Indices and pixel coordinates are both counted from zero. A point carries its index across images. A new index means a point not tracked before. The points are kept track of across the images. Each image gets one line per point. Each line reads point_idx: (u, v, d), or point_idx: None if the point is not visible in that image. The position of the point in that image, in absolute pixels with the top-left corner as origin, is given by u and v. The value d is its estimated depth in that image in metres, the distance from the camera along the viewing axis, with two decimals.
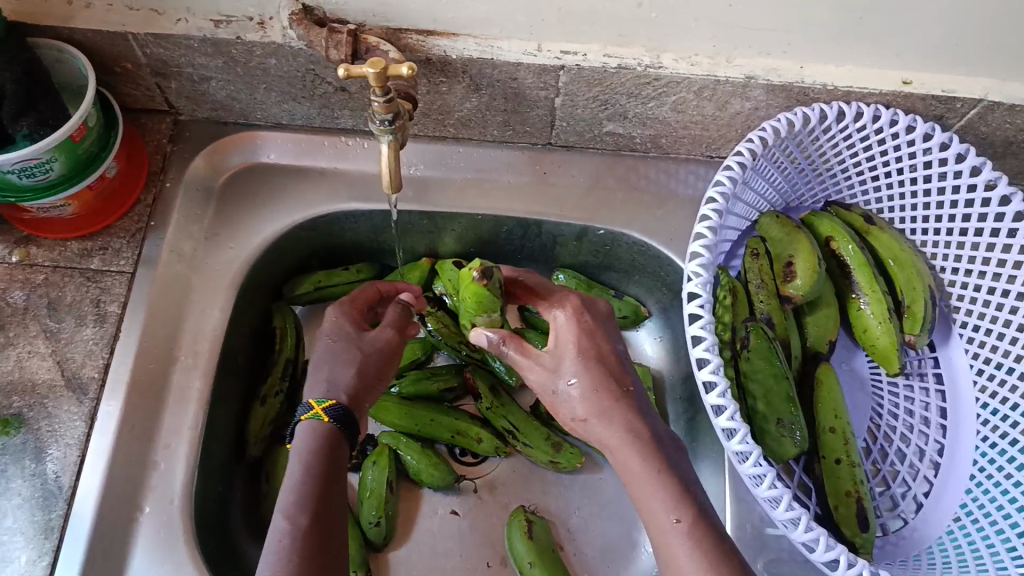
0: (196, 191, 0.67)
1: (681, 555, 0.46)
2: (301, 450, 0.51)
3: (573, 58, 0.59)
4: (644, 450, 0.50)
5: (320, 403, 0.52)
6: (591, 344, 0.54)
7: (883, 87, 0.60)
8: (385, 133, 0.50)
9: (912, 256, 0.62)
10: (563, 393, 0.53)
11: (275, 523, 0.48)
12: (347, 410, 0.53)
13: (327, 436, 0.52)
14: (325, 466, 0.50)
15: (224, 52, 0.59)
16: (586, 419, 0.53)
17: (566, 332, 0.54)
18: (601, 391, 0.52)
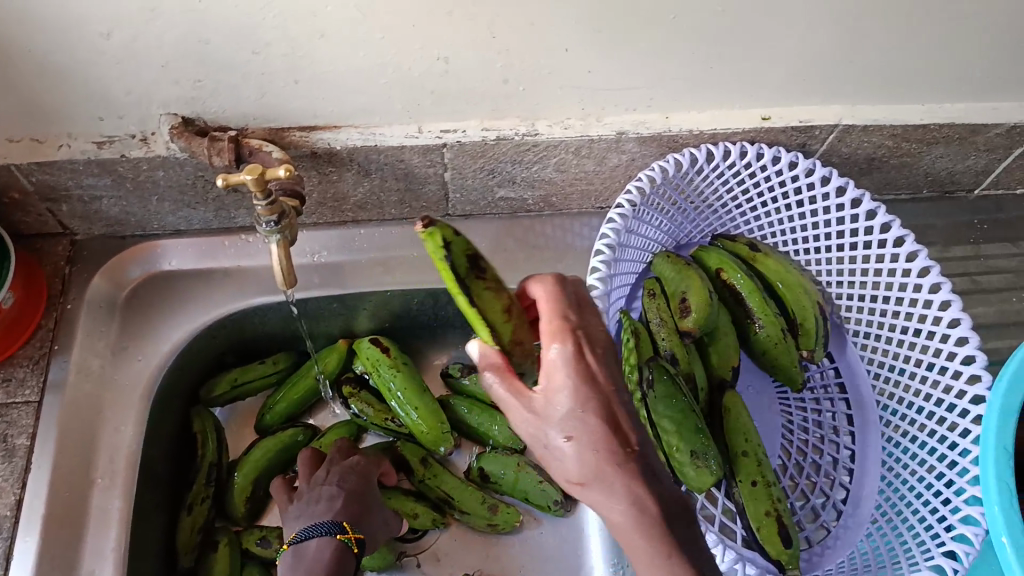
0: (98, 307, 0.67)
1: None
2: (320, 558, 0.58)
3: (453, 135, 0.61)
4: (647, 518, 0.46)
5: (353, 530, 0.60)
6: (593, 392, 0.47)
7: (745, 125, 0.64)
8: (273, 234, 0.51)
9: (798, 277, 0.66)
10: (557, 448, 0.48)
11: None
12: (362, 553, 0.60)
13: (345, 563, 0.58)
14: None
15: (111, 170, 0.60)
16: (581, 481, 0.47)
17: (568, 376, 0.47)
18: (602, 452, 0.46)
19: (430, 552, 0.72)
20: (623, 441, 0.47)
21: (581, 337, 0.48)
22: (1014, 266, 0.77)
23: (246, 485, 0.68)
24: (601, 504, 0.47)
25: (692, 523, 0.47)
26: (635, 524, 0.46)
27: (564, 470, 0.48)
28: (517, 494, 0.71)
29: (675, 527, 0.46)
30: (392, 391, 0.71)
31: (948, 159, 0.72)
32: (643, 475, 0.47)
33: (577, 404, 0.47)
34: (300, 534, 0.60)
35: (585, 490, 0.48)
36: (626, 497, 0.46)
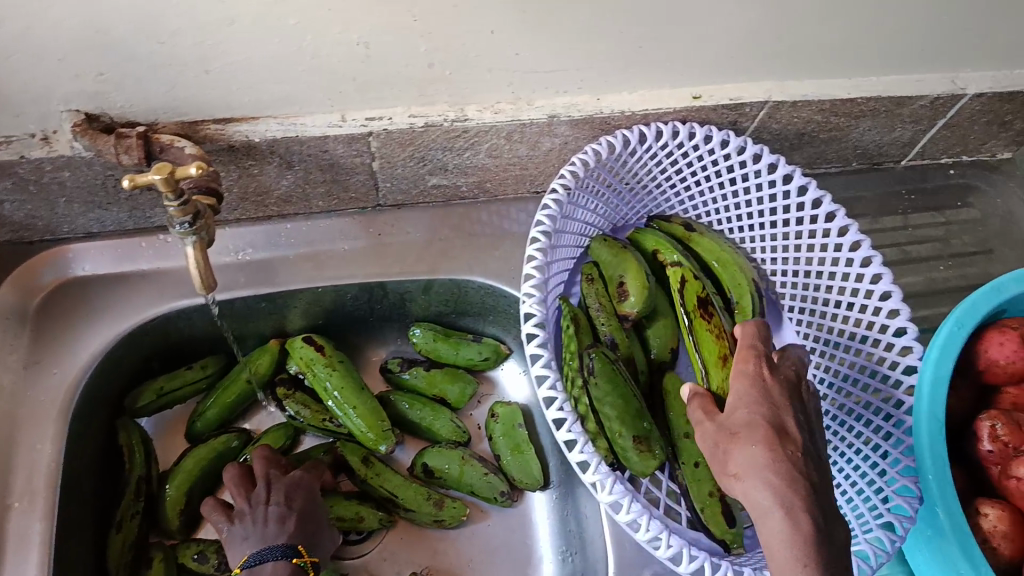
0: (8, 319, 0.63)
1: None
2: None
3: (379, 123, 0.59)
4: (790, 518, 0.43)
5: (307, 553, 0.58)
6: (768, 391, 0.49)
7: (676, 105, 0.64)
8: (188, 235, 0.49)
9: (732, 255, 0.66)
10: (722, 455, 0.47)
11: None
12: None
13: None
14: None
15: (11, 173, 0.56)
16: (738, 482, 0.46)
17: (739, 386, 0.50)
18: (756, 439, 0.46)
19: (377, 551, 0.71)
20: (789, 438, 0.46)
21: (761, 356, 0.51)
22: (941, 235, 0.79)
23: (180, 494, 0.66)
24: (752, 510, 0.45)
25: (838, 521, 0.44)
26: (791, 483, 0.44)
27: (724, 472, 0.47)
28: (463, 488, 0.70)
29: (812, 524, 0.43)
30: (329, 390, 0.69)
31: (875, 131, 0.73)
32: (803, 472, 0.45)
33: (756, 404, 0.48)
34: (250, 557, 0.56)
35: (741, 490, 0.45)
36: (756, 479, 0.45)
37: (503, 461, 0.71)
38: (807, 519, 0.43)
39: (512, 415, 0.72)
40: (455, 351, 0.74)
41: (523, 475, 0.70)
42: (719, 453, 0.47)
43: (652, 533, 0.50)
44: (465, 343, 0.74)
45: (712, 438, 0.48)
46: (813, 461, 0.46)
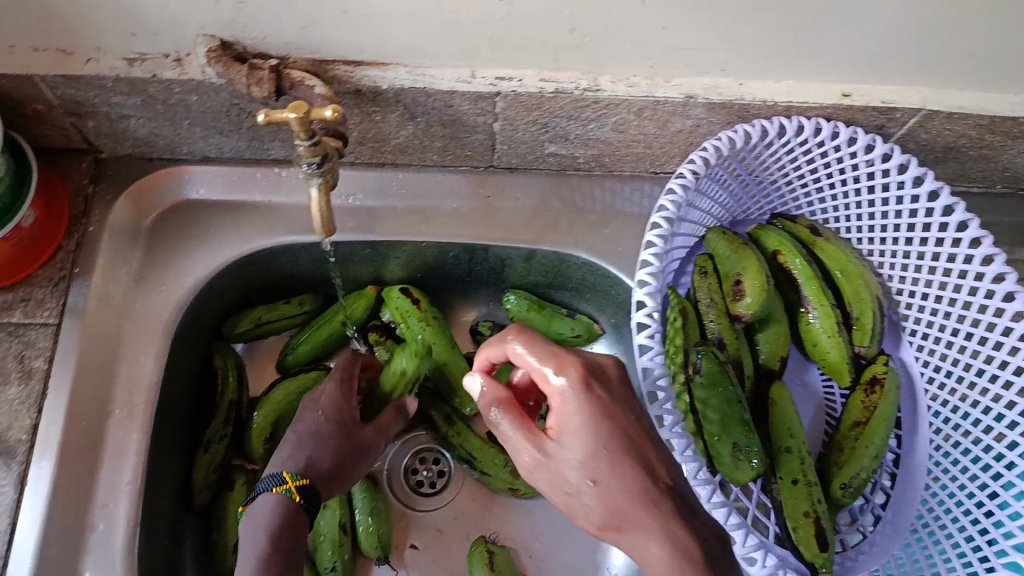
0: (122, 233, 0.64)
1: None
2: (271, 518, 0.54)
3: (508, 84, 0.57)
4: (677, 554, 0.43)
5: (296, 480, 0.56)
6: (601, 414, 0.47)
7: (824, 101, 0.59)
8: (314, 177, 0.49)
9: (858, 267, 0.64)
10: (570, 459, 0.47)
11: None
12: (314, 496, 0.57)
13: (291, 514, 0.55)
14: (292, 545, 0.54)
15: (141, 90, 0.56)
16: (596, 490, 0.46)
17: (575, 399, 0.47)
18: (603, 452, 0.46)
19: (449, 506, 0.72)
20: (659, 476, 0.46)
21: (596, 371, 0.49)
22: None
23: (264, 425, 0.67)
24: (626, 537, 0.45)
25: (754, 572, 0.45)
26: (662, 522, 0.44)
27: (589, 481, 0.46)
28: None
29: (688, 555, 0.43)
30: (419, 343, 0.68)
31: None
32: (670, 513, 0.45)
33: (598, 443, 0.46)
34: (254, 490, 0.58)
35: (601, 498, 0.46)
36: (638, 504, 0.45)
37: None
38: (690, 552, 0.43)
39: None
40: (547, 324, 0.72)
41: None
42: (552, 461, 0.48)
43: None
44: (558, 318, 0.72)
45: (546, 469, 0.48)
46: (675, 498, 0.46)
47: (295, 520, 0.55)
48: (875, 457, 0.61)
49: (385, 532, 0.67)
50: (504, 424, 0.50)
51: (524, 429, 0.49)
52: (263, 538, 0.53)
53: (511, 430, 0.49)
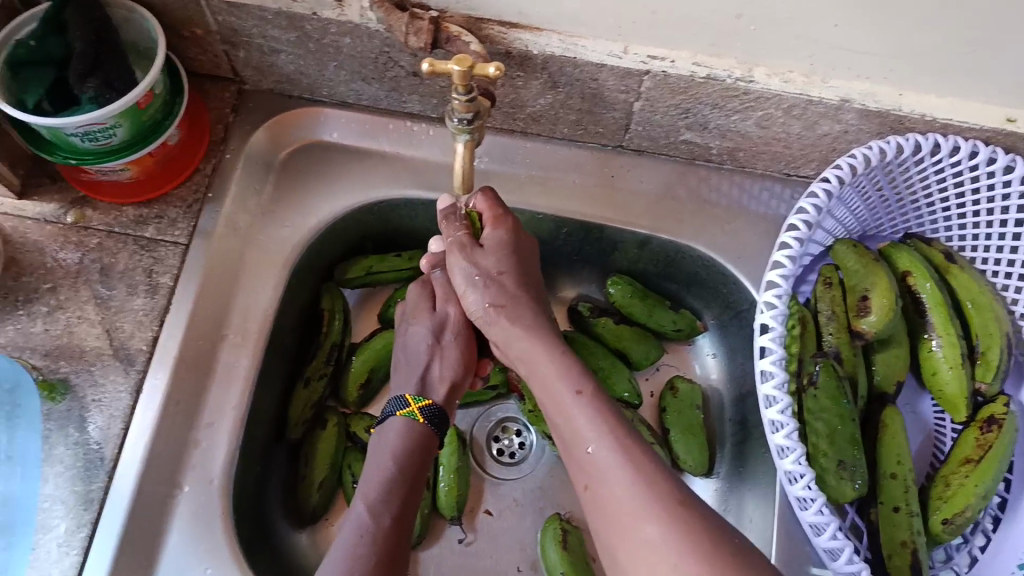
0: (256, 164, 0.66)
1: (583, 425, 0.49)
2: (400, 444, 0.56)
3: (659, 64, 0.56)
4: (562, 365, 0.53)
5: (417, 402, 0.58)
6: (506, 249, 0.58)
7: (984, 122, 0.57)
8: (462, 132, 0.48)
9: (990, 300, 0.61)
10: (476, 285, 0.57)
11: (358, 511, 0.53)
12: (439, 413, 0.59)
13: (422, 432, 0.57)
14: (417, 467, 0.56)
15: (299, 26, 0.57)
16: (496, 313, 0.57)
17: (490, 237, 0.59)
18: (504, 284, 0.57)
19: (525, 479, 0.71)
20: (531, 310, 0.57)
21: (494, 220, 0.59)
22: None
23: (363, 369, 0.68)
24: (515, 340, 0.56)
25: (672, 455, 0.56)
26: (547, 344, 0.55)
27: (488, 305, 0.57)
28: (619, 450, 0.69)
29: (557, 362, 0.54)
30: None
31: None
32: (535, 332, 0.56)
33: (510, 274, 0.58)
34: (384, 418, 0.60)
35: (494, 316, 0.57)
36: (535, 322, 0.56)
37: (671, 436, 0.69)
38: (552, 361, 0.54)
39: (693, 394, 0.70)
40: (648, 313, 0.71)
41: (688, 454, 0.68)
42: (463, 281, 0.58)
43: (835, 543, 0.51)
44: (660, 308, 0.71)
45: (462, 264, 0.58)
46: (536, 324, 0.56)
47: (421, 445, 0.57)
48: (983, 497, 0.57)
49: (462, 492, 0.67)
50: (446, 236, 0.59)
51: (462, 236, 0.58)
52: (390, 460, 0.55)
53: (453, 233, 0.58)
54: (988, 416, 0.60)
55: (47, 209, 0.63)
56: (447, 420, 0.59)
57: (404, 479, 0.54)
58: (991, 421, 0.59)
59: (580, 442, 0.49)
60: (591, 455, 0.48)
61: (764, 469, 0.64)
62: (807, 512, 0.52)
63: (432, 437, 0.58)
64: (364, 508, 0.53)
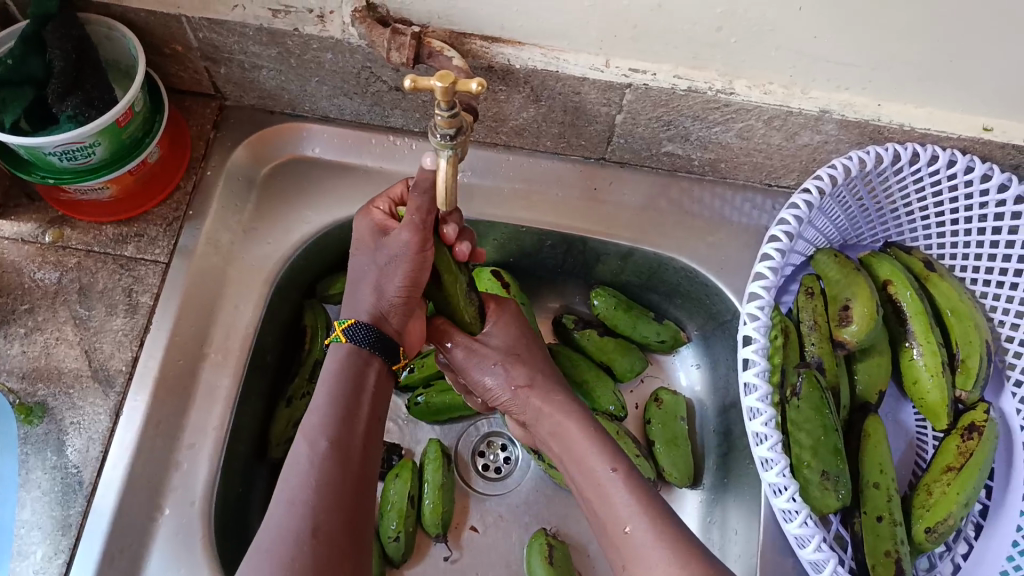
0: (237, 180, 0.66)
1: (619, 509, 0.51)
2: (328, 376, 0.52)
3: (642, 77, 0.56)
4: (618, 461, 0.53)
5: (341, 323, 0.52)
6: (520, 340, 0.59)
7: (961, 132, 0.58)
8: (444, 148, 0.47)
9: (970, 309, 0.62)
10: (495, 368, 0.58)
11: (297, 448, 0.49)
12: (369, 330, 0.52)
13: (348, 358, 0.52)
14: (353, 397, 0.51)
15: (280, 42, 0.57)
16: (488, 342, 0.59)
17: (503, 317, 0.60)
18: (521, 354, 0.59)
19: (510, 494, 0.71)
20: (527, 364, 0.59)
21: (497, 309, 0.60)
22: None
23: None
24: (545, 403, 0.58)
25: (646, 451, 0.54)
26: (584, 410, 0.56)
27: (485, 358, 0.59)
28: None
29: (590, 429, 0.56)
30: None
31: None
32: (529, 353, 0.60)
33: (508, 355, 0.58)
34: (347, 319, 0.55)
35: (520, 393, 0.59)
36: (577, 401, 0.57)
37: (655, 449, 0.69)
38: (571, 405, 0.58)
39: (676, 406, 0.70)
40: (632, 326, 0.71)
41: (670, 468, 0.68)
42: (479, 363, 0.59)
43: (818, 556, 0.51)
44: (645, 320, 0.71)
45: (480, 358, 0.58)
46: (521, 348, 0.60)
47: (354, 369, 0.52)
48: (965, 506, 0.58)
49: (447, 509, 0.67)
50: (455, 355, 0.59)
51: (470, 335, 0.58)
52: (323, 392, 0.51)
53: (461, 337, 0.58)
54: (970, 424, 0.60)
55: (24, 228, 0.62)
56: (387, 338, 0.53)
57: (334, 406, 0.50)
58: (971, 427, 0.60)
59: (616, 522, 0.50)
60: (629, 535, 0.49)
61: (748, 480, 0.64)
62: (791, 524, 0.52)
63: (361, 358, 0.52)
64: (303, 440, 0.50)
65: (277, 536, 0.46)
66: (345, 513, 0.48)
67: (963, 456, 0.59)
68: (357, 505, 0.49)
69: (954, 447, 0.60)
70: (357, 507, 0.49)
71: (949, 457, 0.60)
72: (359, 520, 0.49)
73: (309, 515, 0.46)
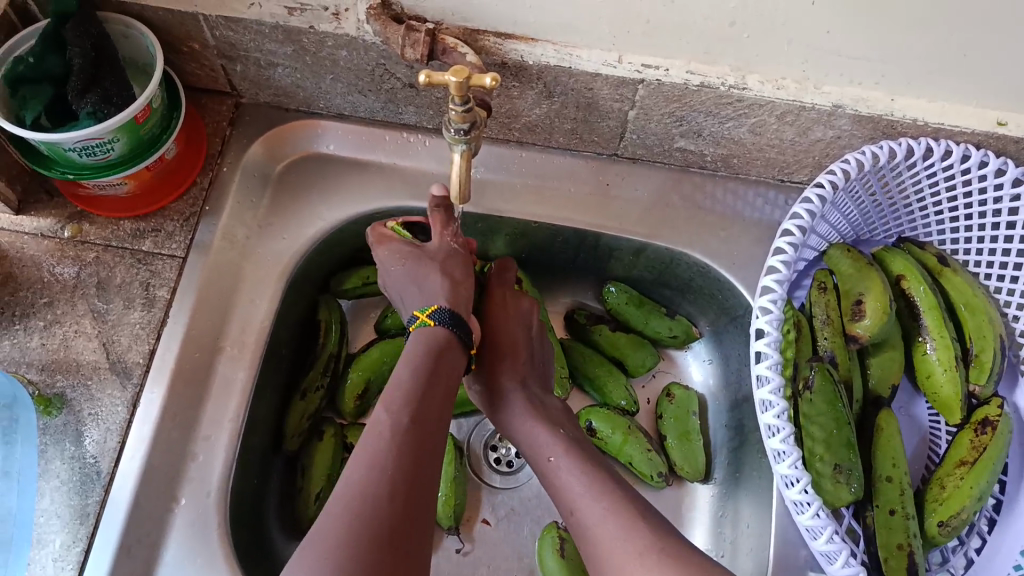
0: (253, 177, 0.67)
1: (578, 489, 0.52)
2: (413, 357, 0.52)
3: (654, 73, 0.56)
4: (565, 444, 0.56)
5: (425, 310, 0.55)
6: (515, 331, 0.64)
7: (976, 127, 0.57)
8: (458, 142, 0.48)
9: (984, 303, 0.61)
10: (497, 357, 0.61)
11: (377, 414, 0.49)
12: (453, 314, 0.56)
13: (438, 335, 0.54)
14: (434, 374, 0.52)
15: (295, 40, 0.58)
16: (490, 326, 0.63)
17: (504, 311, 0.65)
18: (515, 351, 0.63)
19: (522, 487, 0.71)
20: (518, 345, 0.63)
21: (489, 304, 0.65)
22: None
23: (359, 380, 0.68)
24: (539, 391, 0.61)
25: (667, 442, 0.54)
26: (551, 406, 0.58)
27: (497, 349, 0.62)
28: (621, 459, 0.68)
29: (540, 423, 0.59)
30: None
31: None
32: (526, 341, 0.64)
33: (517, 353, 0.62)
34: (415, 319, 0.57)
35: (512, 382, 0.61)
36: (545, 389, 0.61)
37: (667, 443, 0.70)
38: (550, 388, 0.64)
39: (687, 400, 0.70)
40: (645, 320, 0.72)
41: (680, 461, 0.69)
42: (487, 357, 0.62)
43: (830, 547, 0.51)
44: (657, 315, 0.72)
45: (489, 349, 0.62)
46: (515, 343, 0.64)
47: (436, 352, 0.53)
48: (979, 499, 0.58)
49: (459, 503, 0.67)
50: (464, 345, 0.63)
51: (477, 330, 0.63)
52: (407, 368, 0.51)
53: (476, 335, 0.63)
54: (983, 418, 0.60)
55: (42, 223, 0.63)
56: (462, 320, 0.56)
57: (417, 382, 0.50)
58: (983, 421, 0.60)
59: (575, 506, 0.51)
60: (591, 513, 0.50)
61: (760, 474, 0.65)
62: (803, 515, 0.53)
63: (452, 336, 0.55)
64: (385, 409, 0.49)
65: (358, 490, 0.44)
66: (416, 488, 0.46)
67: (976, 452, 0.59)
68: (430, 474, 0.47)
69: (965, 441, 0.60)
70: (429, 478, 0.47)
71: (959, 450, 0.60)
72: (430, 491, 0.47)
73: (391, 477, 0.45)
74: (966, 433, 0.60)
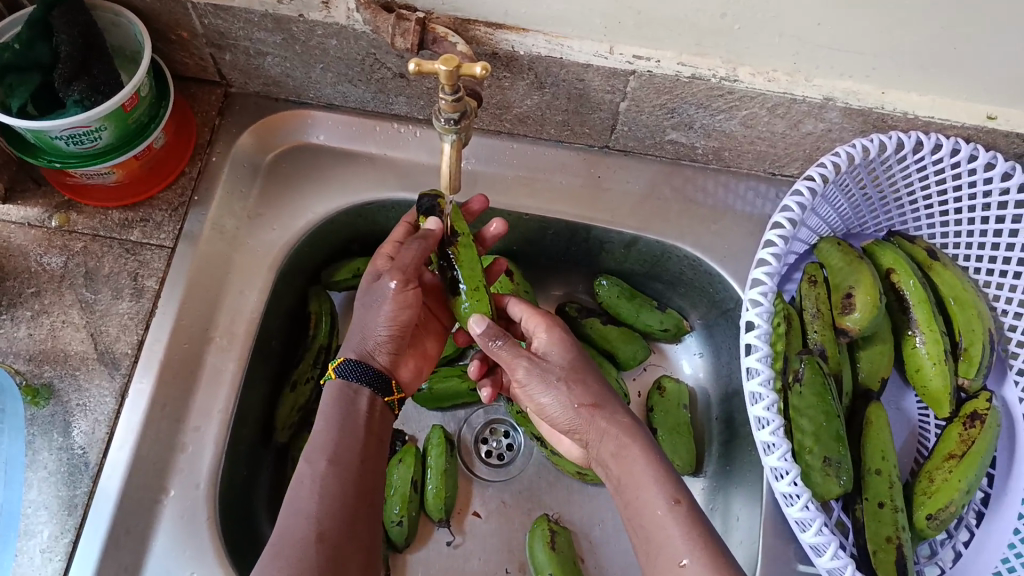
0: (242, 167, 0.66)
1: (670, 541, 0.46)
2: (323, 407, 0.52)
3: (646, 64, 0.56)
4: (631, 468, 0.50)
5: (331, 364, 0.54)
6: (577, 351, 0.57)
7: (966, 121, 0.58)
8: (449, 132, 0.48)
9: (973, 297, 0.62)
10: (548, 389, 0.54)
11: (298, 467, 0.50)
12: (359, 366, 0.53)
13: (340, 388, 0.53)
14: (348, 415, 0.52)
15: (285, 28, 0.57)
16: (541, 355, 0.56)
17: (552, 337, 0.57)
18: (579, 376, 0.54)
19: (513, 480, 0.71)
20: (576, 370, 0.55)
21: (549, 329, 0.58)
22: None
23: None
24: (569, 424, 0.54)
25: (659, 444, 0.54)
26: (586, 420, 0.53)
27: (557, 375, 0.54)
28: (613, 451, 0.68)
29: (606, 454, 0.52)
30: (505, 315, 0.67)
31: None
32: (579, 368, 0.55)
33: (571, 374, 0.54)
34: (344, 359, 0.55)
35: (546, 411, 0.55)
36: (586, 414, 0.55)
37: (658, 436, 0.69)
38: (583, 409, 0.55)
39: (680, 394, 0.70)
40: (636, 313, 0.72)
41: (678, 454, 0.68)
42: (544, 382, 0.54)
43: (818, 539, 0.51)
44: (648, 308, 0.72)
45: (537, 377, 0.54)
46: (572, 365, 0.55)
47: (351, 392, 0.53)
48: (967, 492, 0.58)
49: (451, 495, 0.67)
50: (504, 353, 0.54)
51: (522, 349, 0.55)
52: (320, 417, 0.52)
53: (512, 351, 0.54)
54: (972, 410, 0.61)
55: (30, 212, 0.62)
56: (372, 373, 0.53)
57: (332, 430, 0.51)
58: (973, 415, 0.60)
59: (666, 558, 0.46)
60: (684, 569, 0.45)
61: (750, 467, 0.65)
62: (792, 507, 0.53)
63: (359, 394, 0.53)
64: (305, 460, 0.50)
65: (284, 543, 0.46)
66: (349, 528, 0.48)
67: (963, 446, 0.59)
68: (360, 514, 0.49)
69: (954, 433, 0.60)
70: (359, 519, 0.49)
71: (949, 441, 0.60)
72: (361, 530, 0.49)
73: (317, 524, 0.47)
74: (954, 426, 0.61)
